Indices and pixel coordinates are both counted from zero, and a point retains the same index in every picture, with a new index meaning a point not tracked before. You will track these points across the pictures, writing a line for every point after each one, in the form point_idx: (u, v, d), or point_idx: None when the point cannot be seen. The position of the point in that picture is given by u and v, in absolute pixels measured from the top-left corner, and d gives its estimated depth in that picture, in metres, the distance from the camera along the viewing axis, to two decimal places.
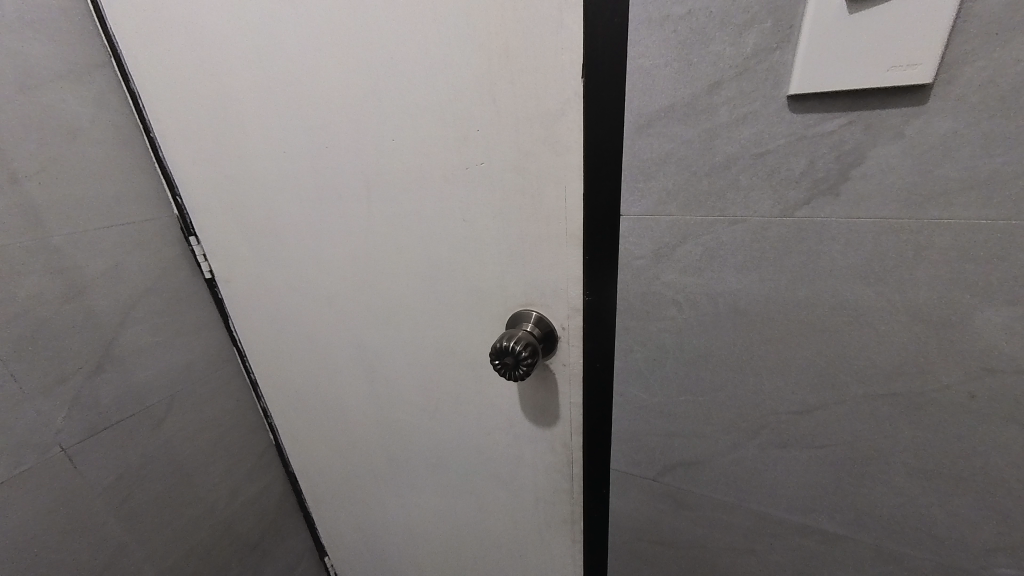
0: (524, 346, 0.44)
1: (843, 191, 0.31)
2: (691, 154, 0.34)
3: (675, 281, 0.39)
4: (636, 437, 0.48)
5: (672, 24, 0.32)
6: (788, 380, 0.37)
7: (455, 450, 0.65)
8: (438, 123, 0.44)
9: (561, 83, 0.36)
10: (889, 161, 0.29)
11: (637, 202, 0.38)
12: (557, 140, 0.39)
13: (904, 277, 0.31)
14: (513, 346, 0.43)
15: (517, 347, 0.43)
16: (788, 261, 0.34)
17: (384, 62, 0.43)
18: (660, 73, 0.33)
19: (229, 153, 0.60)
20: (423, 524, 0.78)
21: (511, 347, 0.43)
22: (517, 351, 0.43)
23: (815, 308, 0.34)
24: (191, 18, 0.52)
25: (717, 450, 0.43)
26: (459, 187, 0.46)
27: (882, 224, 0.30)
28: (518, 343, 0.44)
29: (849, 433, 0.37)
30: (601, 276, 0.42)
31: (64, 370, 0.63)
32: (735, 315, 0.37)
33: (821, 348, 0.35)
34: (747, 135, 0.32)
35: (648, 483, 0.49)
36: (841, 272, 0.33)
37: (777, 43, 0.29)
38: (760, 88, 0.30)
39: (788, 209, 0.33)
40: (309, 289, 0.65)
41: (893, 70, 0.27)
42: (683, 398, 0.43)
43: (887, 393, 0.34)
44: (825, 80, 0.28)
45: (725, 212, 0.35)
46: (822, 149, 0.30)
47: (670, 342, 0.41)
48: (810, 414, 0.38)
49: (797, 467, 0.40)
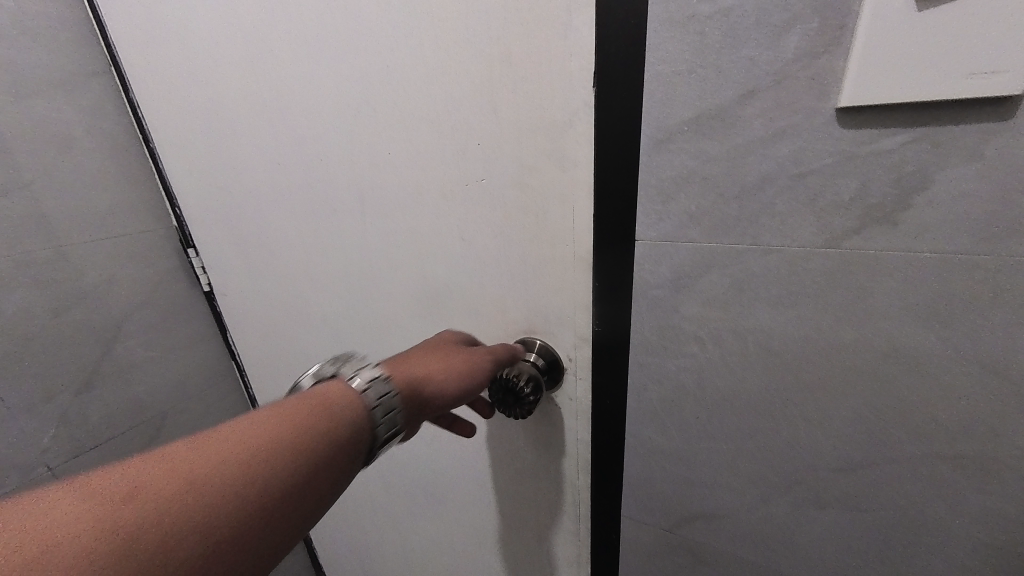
0: (523, 381, 0.40)
1: (901, 220, 0.26)
2: (719, 173, 0.30)
3: (697, 315, 0.34)
4: (650, 483, 0.43)
5: (698, 25, 0.27)
6: (830, 434, 0.32)
7: (453, 482, 0.61)
8: (434, 135, 0.40)
9: (569, 92, 0.33)
10: (960, 187, 0.24)
11: (654, 224, 0.33)
12: (564, 154, 0.35)
13: (975, 323, 0.26)
14: (514, 382, 0.40)
15: (519, 383, 0.40)
16: (832, 298, 0.29)
17: (378, 71, 0.40)
18: (682, 81, 0.29)
19: (225, 165, 0.57)
20: (421, 554, 0.74)
21: (512, 382, 0.40)
22: (518, 387, 0.40)
23: (863, 355, 0.29)
24: (184, 23, 0.50)
25: (741, 504, 0.38)
26: (456, 205, 0.42)
27: (948, 261, 0.26)
28: (520, 378, 0.40)
29: (901, 497, 0.32)
30: (612, 304, 0.38)
31: (50, 388, 0.61)
32: (767, 357, 0.33)
33: (870, 399, 0.30)
34: (784, 153, 0.27)
35: (662, 532, 0.45)
36: (896, 313, 0.28)
37: (824, 47, 0.25)
38: (802, 99, 0.26)
39: (832, 239, 0.28)
40: (303, 307, 0.62)
41: (973, 77, 0.22)
42: (704, 445, 0.38)
43: (951, 455, 0.29)
44: (883, 90, 0.24)
45: (757, 239, 0.30)
46: (877, 169, 0.26)
47: (688, 383, 0.37)
48: (854, 472, 0.33)
49: (835, 529, 0.35)
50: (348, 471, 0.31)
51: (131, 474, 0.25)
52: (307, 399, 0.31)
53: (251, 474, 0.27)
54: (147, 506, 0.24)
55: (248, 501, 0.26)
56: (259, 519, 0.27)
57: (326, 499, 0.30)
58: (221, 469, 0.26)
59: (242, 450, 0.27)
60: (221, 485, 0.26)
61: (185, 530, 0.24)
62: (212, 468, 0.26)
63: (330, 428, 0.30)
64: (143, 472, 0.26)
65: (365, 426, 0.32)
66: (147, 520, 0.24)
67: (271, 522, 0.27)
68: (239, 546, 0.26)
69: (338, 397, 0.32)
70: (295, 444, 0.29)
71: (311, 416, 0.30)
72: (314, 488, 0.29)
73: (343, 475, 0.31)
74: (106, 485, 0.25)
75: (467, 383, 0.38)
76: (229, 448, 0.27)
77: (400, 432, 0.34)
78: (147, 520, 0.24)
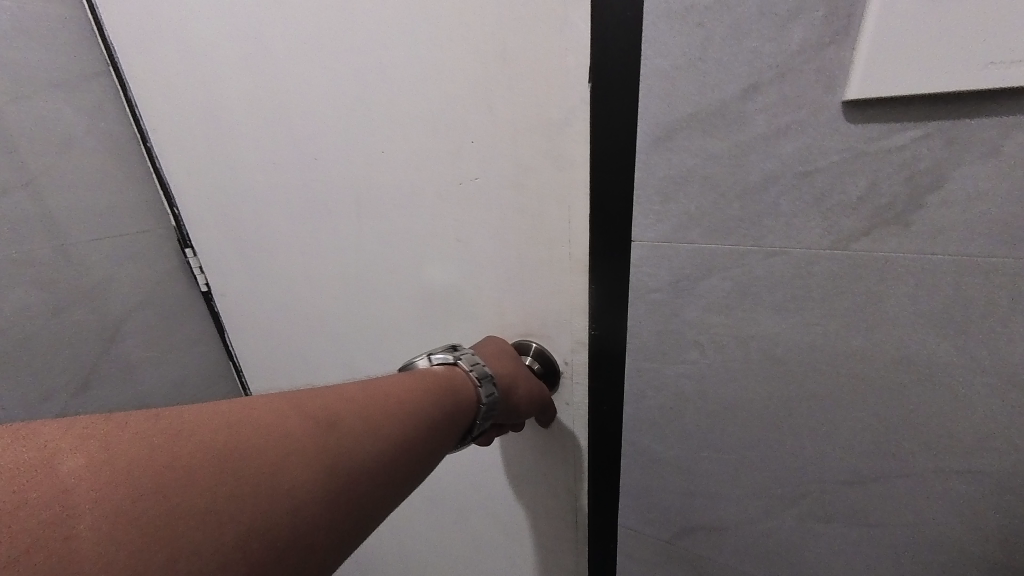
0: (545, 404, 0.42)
1: (912, 222, 0.25)
2: (720, 172, 0.28)
3: (697, 320, 0.33)
4: (649, 493, 0.41)
5: (698, 16, 0.26)
6: (837, 445, 0.31)
7: (449, 488, 0.60)
8: (429, 134, 0.39)
9: (565, 89, 0.32)
10: (977, 186, 0.23)
11: (653, 226, 0.32)
12: (561, 153, 0.34)
13: (993, 330, 0.24)
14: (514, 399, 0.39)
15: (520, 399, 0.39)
16: (839, 303, 0.28)
17: (372, 68, 0.39)
18: (681, 75, 0.28)
19: (221, 165, 0.57)
20: (418, 560, 0.73)
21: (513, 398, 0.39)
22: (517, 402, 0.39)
23: (873, 364, 0.28)
24: (181, 21, 0.49)
25: (743, 516, 0.37)
26: (451, 206, 0.41)
27: (963, 264, 0.24)
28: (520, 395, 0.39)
29: (912, 513, 0.30)
30: (609, 308, 0.36)
31: (47, 389, 0.61)
32: (770, 364, 0.31)
33: (880, 410, 0.29)
34: (788, 151, 0.26)
35: (661, 544, 0.43)
36: (908, 320, 0.26)
37: (831, 38, 0.23)
38: (808, 93, 0.25)
39: (839, 241, 0.27)
40: (300, 308, 0.61)
41: (990, 67, 0.20)
42: (705, 455, 0.37)
43: (967, 470, 0.27)
44: (893, 83, 0.22)
45: (760, 241, 0.29)
46: (888, 167, 0.24)
47: (689, 390, 0.35)
48: (863, 486, 0.31)
49: (843, 545, 0.33)
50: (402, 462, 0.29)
51: (181, 429, 0.23)
52: (362, 386, 0.31)
53: (314, 447, 0.25)
54: (203, 463, 0.22)
55: (306, 475, 0.24)
56: (317, 499, 0.24)
57: (380, 490, 0.27)
58: (283, 435, 0.25)
59: (304, 422, 0.26)
60: (356, 433, 0.27)
61: (243, 498, 0.22)
62: (271, 435, 0.25)
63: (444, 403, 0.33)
64: (205, 427, 0.24)
65: (424, 416, 0.31)
66: (206, 479, 0.22)
67: (329, 506, 0.25)
68: (297, 528, 0.23)
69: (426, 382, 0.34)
70: (355, 423, 0.28)
71: (368, 400, 0.30)
72: (370, 473, 0.27)
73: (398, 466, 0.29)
74: (157, 434, 0.22)
75: (530, 391, 0.40)
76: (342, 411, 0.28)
77: (455, 432, 0.34)
78: (203, 482, 0.22)
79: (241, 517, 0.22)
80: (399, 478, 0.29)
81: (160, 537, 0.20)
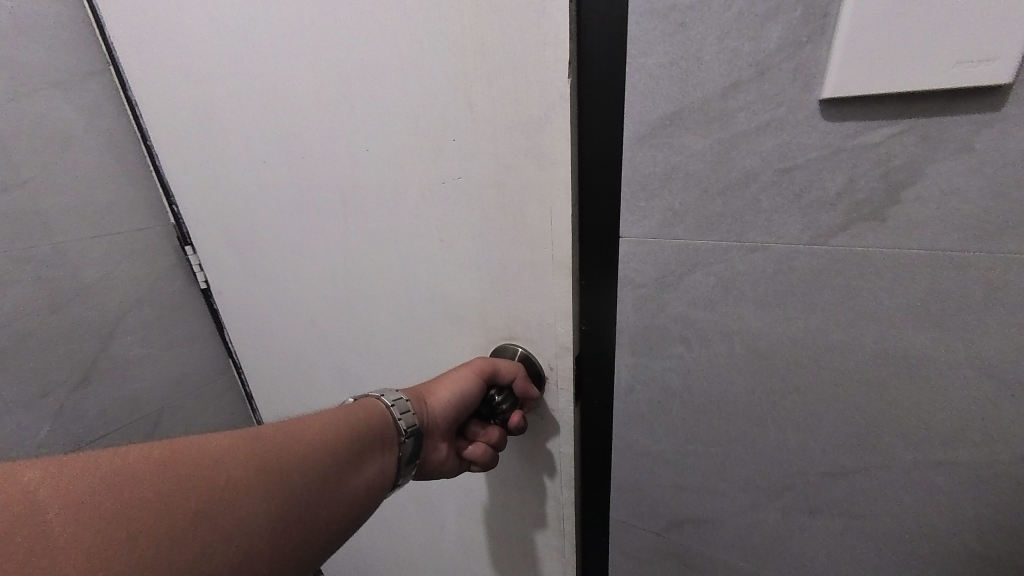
0: (495, 389, 0.42)
1: (890, 216, 0.25)
2: (704, 168, 0.29)
3: (683, 315, 0.33)
4: (638, 486, 0.42)
5: (680, 15, 0.26)
6: (819, 437, 0.31)
7: (442, 487, 0.60)
8: (411, 133, 0.40)
9: (543, 85, 0.32)
10: (952, 181, 0.23)
11: (638, 222, 0.33)
12: (540, 151, 0.34)
13: (969, 324, 0.25)
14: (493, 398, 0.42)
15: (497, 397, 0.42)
16: (819, 298, 0.28)
17: (355, 66, 0.40)
18: (664, 74, 0.28)
19: (215, 162, 0.57)
20: (410, 558, 0.73)
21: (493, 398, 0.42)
22: (494, 400, 0.42)
23: (853, 357, 0.28)
24: (172, 19, 0.50)
25: (730, 508, 0.37)
26: (433, 205, 0.42)
27: (939, 258, 0.25)
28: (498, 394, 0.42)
29: (892, 504, 0.31)
30: (597, 304, 0.38)
31: (47, 383, 0.62)
32: (754, 358, 0.32)
33: (860, 403, 0.29)
34: (769, 147, 0.27)
35: (651, 536, 0.44)
36: (887, 313, 0.27)
37: (808, 36, 0.24)
38: (786, 91, 0.25)
39: (819, 236, 0.27)
40: (292, 306, 0.62)
41: (958, 65, 0.21)
42: (692, 449, 0.37)
43: (944, 460, 0.28)
44: (867, 81, 0.23)
45: (743, 236, 0.29)
46: (864, 163, 0.25)
47: (676, 384, 0.36)
48: (845, 478, 0.32)
49: (826, 537, 0.34)
50: (337, 491, 0.33)
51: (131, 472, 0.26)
52: (300, 421, 0.35)
53: (252, 486, 0.29)
54: (147, 507, 0.26)
55: (248, 509, 0.28)
56: (259, 526, 0.28)
57: (314, 521, 0.31)
58: (230, 471, 0.29)
59: (242, 456, 0.30)
60: (296, 463, 0.31)
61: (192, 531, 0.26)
62: (208, 469, 0.28)
63: (377, 432, 0.37)
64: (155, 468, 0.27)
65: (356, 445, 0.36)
66: (146, 513, 0.25)
67: (265, 540, 0.28)
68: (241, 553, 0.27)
69: (357, 414, 0.38)
70: (294, 455, 0.32)
71: (306, 436, 0.33)
72: (304, 507, 0.31)
73: (331, 500, 0.33)
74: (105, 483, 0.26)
75: (458, 384, 0.42)
76: (282, 444, 0.32)
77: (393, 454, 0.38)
78: (152, 514, 0.25)
79: (191, 547, 0.26)
80: (333, 510, 0.33)
81: (100, 566, 0.23)
